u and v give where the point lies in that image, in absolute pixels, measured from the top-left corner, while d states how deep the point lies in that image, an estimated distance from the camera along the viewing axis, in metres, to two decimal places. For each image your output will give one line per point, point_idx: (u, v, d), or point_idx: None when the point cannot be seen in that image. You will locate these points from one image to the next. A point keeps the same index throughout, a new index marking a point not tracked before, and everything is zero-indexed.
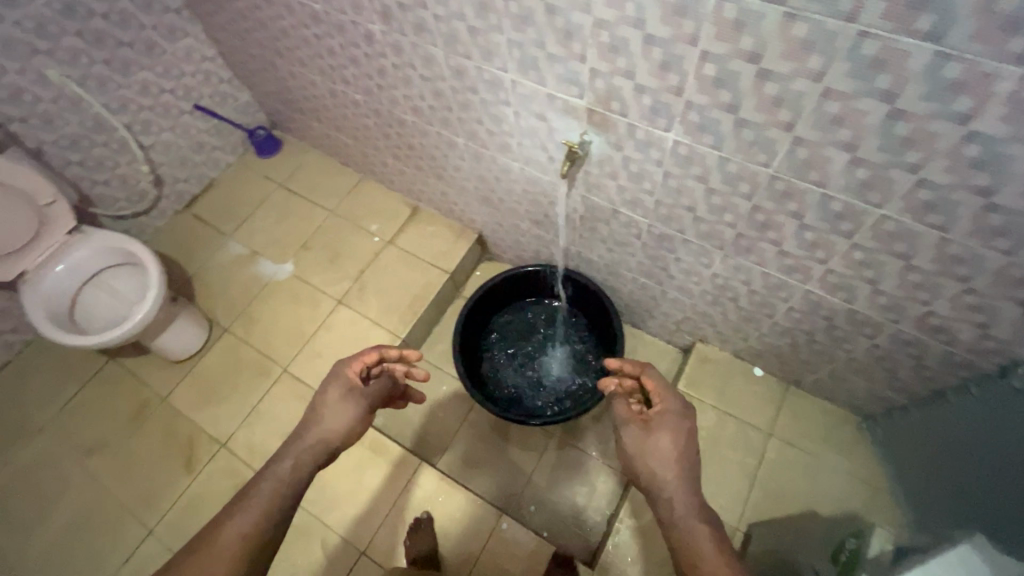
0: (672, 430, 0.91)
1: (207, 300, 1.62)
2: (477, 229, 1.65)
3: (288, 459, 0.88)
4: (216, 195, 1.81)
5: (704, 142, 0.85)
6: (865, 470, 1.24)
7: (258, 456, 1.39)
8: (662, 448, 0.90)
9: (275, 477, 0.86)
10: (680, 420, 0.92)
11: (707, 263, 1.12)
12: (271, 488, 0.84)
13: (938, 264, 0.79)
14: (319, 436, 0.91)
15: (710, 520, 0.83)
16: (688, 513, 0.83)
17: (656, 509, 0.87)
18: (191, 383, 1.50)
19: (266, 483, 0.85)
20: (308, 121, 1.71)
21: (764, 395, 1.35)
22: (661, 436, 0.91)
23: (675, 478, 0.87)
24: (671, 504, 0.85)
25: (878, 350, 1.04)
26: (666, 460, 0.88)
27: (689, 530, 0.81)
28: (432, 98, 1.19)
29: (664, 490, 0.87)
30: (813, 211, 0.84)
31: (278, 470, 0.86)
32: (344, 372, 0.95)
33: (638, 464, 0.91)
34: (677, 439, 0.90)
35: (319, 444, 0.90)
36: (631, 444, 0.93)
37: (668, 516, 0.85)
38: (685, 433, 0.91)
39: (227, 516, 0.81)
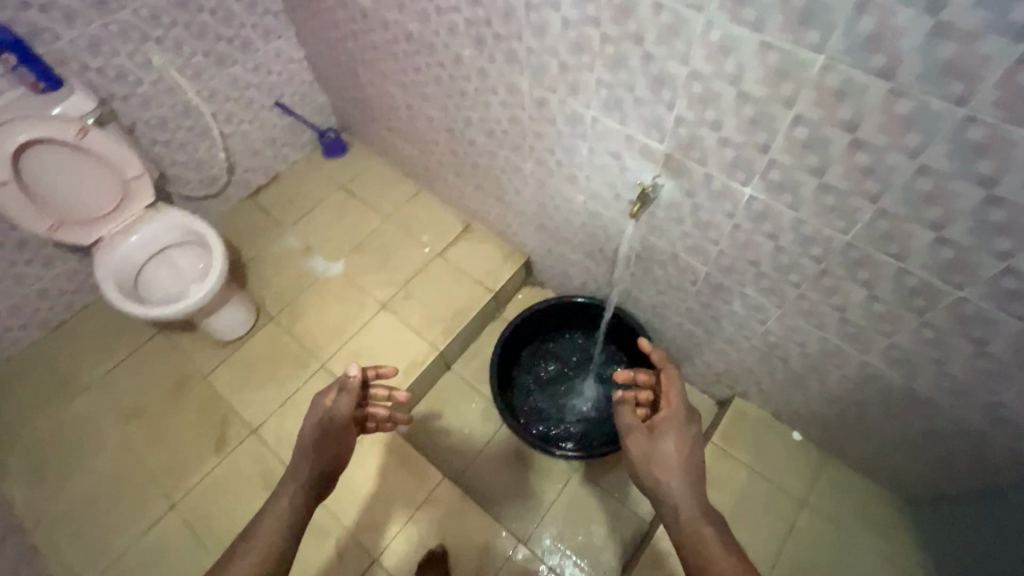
0: (678, 436, 0.87)
1: (258, 288, 1.67)
2: (526, 253, 1.67)
3: (285, 497, 0.85)
4: (280, 189, 1.89)
5: (781, 201, 0.85)
6: (903, 557, 1.18)
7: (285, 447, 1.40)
8: (668, 454, 0.85)
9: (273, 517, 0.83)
10: (686, 426, 0.88)
11: (762, 319, 1.11)
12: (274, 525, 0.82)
13: (1014, 355, 0.77)
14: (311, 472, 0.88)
15: (719, 527, 0.77)
16: (696, 517, 0.77)
17: (661, 515, 0.81)
18: (232, 365, 1.54)
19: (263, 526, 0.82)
20: (378, 129, 1.78)
21: (801, 462, 1.31)
22: (666, 441, 0.86)
23: (681, 483, 0.81)
24: (677, 509, 0.79)
25: (933, 433, 1.01)
26: (674, 466, 0.83)
27: (696, 535, 0.75)
28: (507, 123, 1.23)
29: (669, 495, 0.81)
30: (886, 284, 0.83)
31: (277, 509, 0.84)
32: (320, 401, 0.96)
33: (643, 469, 0.85)
34: (684, 444, 0.86)
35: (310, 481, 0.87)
36: (634, 451, 0.87)
37: (675, 520, 0.78)
38: (692, 439, 0.87)
39: (235, 555, 0.79)
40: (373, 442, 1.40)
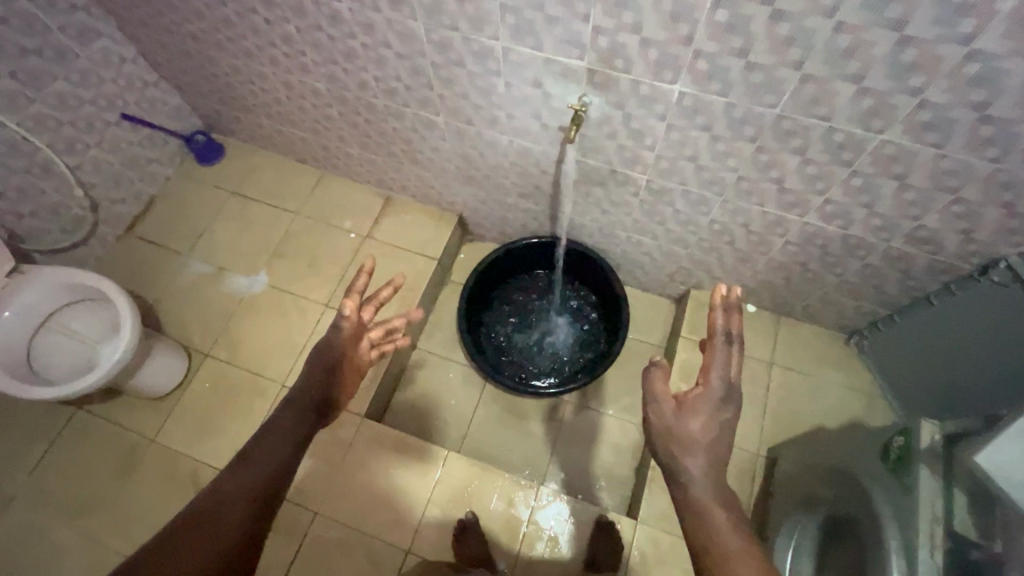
0: (706, 417, 0.80)
1: (179, 328, 1.49)
2: (457, 211, 1.61)
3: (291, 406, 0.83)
4: (162, 213, 1.65)
5: (711, 90, 0.87)
6: (858, 380, 1.36)
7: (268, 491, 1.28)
8: (692, 433, 0.80)
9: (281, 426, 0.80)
10: (719, 410, 0.80)
11: (706, 211, 1.16)
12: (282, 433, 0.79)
13: (932, 180, 0.86)
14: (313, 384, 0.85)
15: (729, 509, 0.75)
16: (708, 500, 0.76)
17: (672, 488, 0.80)
18: (181, 416, 1.38)
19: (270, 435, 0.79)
20: (255, 119, 1.58)
21: (762, 329, 1.43)
22: (693, 423, 0.80)
23: (699, 465, 0.78)
24: (689, 487, 0.77)
25: (868, 269, 1.13)
26: (695, 447, 0.79)
27: (706, 519, 0.74)
28: (409, 77, 1.13)
29: (684, 476, 0.78)
30: (816, 145, 0.89)
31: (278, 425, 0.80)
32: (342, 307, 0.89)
33: (663, 446, 0.81)
34: (711, 429, 0.79)
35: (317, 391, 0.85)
36: (655, 424, 0.83)
37: (684, 500, 0.77)
38: (721, 423, 0.80)
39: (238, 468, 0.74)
40: (368, 440, 1.34)
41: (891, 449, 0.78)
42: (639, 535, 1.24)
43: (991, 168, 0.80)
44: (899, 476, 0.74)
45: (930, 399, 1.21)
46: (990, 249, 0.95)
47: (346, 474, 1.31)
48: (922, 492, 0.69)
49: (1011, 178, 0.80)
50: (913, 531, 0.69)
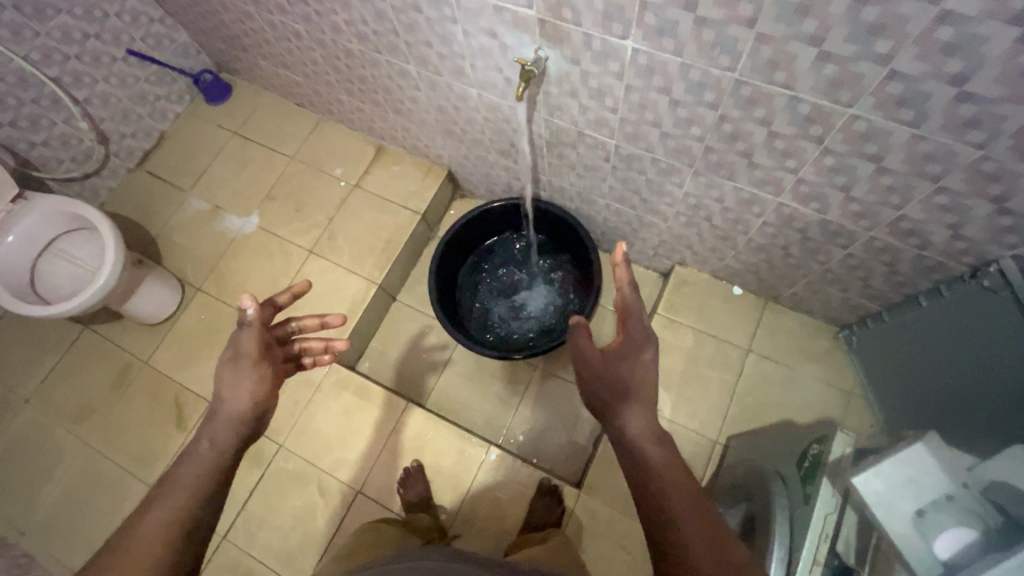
0: (632, 359, 0.75)
1: (175, 261, 1.58)
2: (445, 165, 1.58)
3: (207, 439, 0.72)
4: (169, 149, 1.71)
5: (663, 48, 0.78)
6: (840, 377, 1.25)
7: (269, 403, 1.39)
8: (622, 379, 0.74)
9: (199, 461, 0.69)
10: (643, 351, 0.75)
11: (678, 182, 1.07)
12: (195, 473, 0.68)
13: (910, 165, 0.75)
14: (237, 410, 0.76)
15: (663, 444, 0.69)
16: (643, 437, 0.70)
17: (611, 435, 0.73)
18: (170, 342, 1.49)
19: (185, 465, 0.69)
20: (254, 60, 1.59)
21: (744, 313, 1.34)
22: (621, 368, 0.74)
23: (628, 403, 0.72)
24: (626, 429, 0.71)
25: (852, 260, 1.02)
26: (623, 389, 0.73)
27: (642, 456, 0.68)
28: (375, 21, 1.09)
29: (617, 421, 0.72)
30: (782, 117, 0.79)
31: (197, 451, 0.71)
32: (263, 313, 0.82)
33: (595, 394, 0.76)
34: (637, 367, 0.74)
35: (238, 422, 0.75)
36: (586, 376, 0.77)
37: (622, 443, 0.71)
38: (643, 359, 0.75)
39: (151, 503, 0.65)
40: (333, 385, 1.40)
41: (806, 456, 0.73)
42: (579, 506, 1.24)
43: (977, 155, 0.69)
44: (805, 486, 0.69)
45: (896, 395, 1.13)
46: (983, 248, 0.83)
47: (308, 415, 1.38)
48: (815, 506, 0.65)
49: (1000, 168, 0.69)
50: (798, 542, 0.66)
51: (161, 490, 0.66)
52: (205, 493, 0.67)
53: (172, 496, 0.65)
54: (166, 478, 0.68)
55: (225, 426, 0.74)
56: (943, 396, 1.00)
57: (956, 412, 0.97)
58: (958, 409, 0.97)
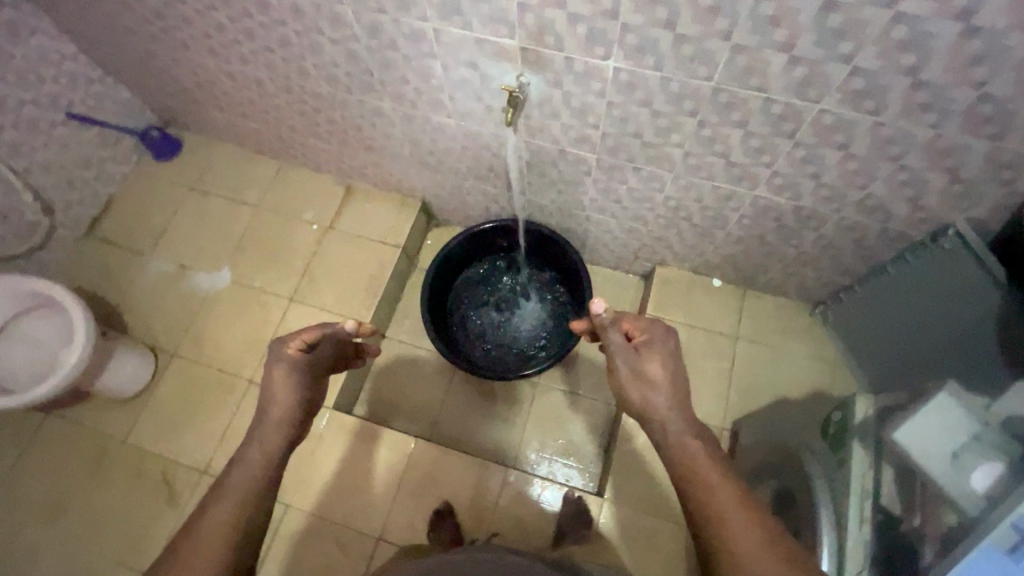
0: (660, 354, 0.78)
1: (144, 329, 1.48)
2: (419, 196, 1.58)
3: (256, 445, 0.76)
4: (121, 213, 1.62)
5: (644, 65, 0.84)
6: (822, 350, 1.34)
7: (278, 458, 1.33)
8: (654, 373, 0.77)
9: (248, 466, 0.74)
10: (668, 341, 0.80)
11: (659, 188, 1.14)
12: (245, 477, 0.72)
13: (874, 149, 0.84)
14: (283, 412, 0.80)
15: (703, 438, 0.73)
16: (681, 433, 0.73)
17: (649, 432, 0.77)
18: (151, 415, 1.39)
19: (238, 466, 0.73)
20: (207, 111, 1.54)
21: (727, 303, 1.41)
22: (652, 363, 0.78)
23: (667, 399, 0.75)
24: (665, 426, 0.74)
25: (824, 240, 1.11)
26: (660, 385, 0.76)
27: (686, 450, 0.72)
28: (346, 63, 1.09)
29: (656, 415, 0.76)
30: (757, 118, 0.86)
31: (247, 456, 0.75)
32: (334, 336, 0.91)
33: (631, 393, 0.78)
34: (669, 361, 0.78)
35: (285, 424, 0.79)
36: (622, 369, 0.79)
37: (663, 438, 0.74)
38: (672, 354, 0.79)
39: (207, 506, 0.69)
40: (335, 433, 1.35)
41: (830, 424, 0.78)
42: (606, 512, 1.26)
43: (931, 134, 0.78)
44: (836, 452, 0.74)
45: (877, 358, 1.23)
46: (940, 215, 0.93)
47: (313, 467, 1.32)
48: (852, 467, 0.70)
49: (951, 143, 0.78)
50: (843, 505, 0.70)
51: (216, 492, 0.71)
52: (260, 497, 0.71)
53: (226, 500, 0.69)
54: (222, 481, 0.72)
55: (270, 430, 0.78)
56: (921, 350, 1.08)
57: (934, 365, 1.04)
58: (933, 361, 1.04)
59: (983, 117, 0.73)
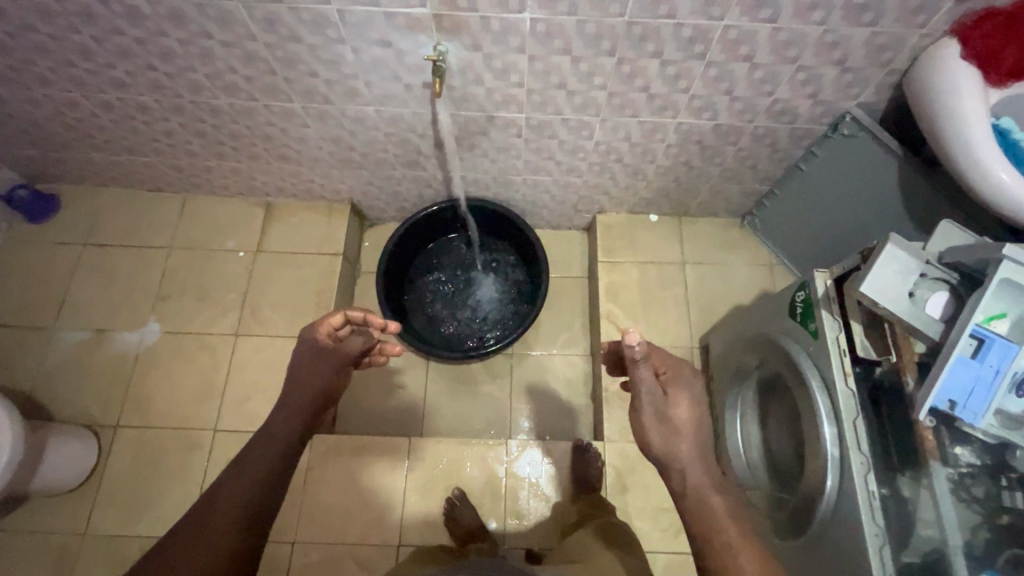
0: (689, 403, 0.77)
1: (73, 409, 1.32)
2: (346, 199, 1.51)
3: (277, 425, 0.75)
4: (5, 289, 1.42)
5: (560, 11, 0.86)
6: (758, 255, 1.47)
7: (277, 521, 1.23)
8: (681, 420, 0.76)
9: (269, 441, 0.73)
10: (694, 388, 0.79)
11: (589, 135, 1.17)
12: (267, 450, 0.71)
13: (774, 55, 0.92)
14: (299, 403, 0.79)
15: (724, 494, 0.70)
16: (703, 484, 0.70)
17: (665, 480, 0.73)
18: (109, 498, 1.25)
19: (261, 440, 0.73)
20: (82, 155, 1.37)
21: (667, 234, 1.50)
22: (680, 409, 0.76)
23: (691, 447, 0.73)
24: (685, 475, 0.72)
25: (742, 153, 1.21)
26: (684, 433, 0.75)
27: (707, 505, 0.68)
28: (244, 66, 1.02)
29: (675, 463, 0.73)
30: (670, 45, 0.91)
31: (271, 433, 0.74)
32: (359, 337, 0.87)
33: (652, 434, 0.76)
34: (698, 415, 0.77)
35: (303, 409, 0.78)
36: (648, 412, 0.76)
37: (681, 487, 0.71)
38: (701, 408, 0.78)
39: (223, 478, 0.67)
40: (324, 455, 1.28)
41: (796, 304, 0.86)
42: (610, 453, 1.31)
43: (820, 31, 0.87)
44: (808, 325, 0.82)
45: (807, 248, 1.37)
46: (836, 105, 1.04)
47: (311, 494, 1.25)
48: (826, 333, 0.77)
49: (838, 37, 0.88)
50: (827, 368, 0.77)
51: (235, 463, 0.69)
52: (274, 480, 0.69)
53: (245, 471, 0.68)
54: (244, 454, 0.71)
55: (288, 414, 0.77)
56: (847, 231, 1.21)
57: (862, 236, 1.19)
58: (860, 234, 1.19)
59: (860, 7, 0.82)
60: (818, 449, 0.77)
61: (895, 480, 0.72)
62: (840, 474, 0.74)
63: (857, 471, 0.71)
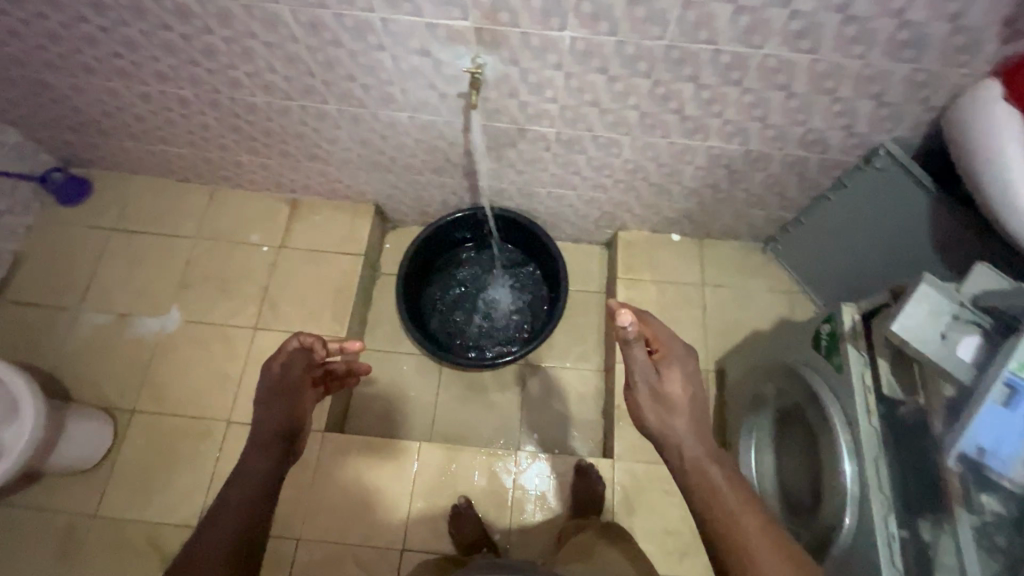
0: (682, 377, 0.77)
1: (91, 390, 1.34)
2: (371, 200, 1.53)
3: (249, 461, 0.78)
4: (34, 268, 1.45)
5: (600, 31, 0.87)
6: (779, 281, 1.46)
7: (281, 510, 1.24)
8: (674, 395, 0.76)
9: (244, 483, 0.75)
10: (687, 359, 0.78)
11: (617, 153, 1.18)
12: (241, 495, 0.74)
13: (811, 85, 0.92)
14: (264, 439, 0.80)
15: (723, 465, 0.73)
16: (701, 458, 0.73)
17: (663, 454, 0.76)
18: (120, 480, 1.26)
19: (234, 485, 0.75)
20: (118, 142, 1.41)
21: (688, 255, 1.50)
22: (673, 384, 0.76)
23: (686, 422, 0.75)
24: (682, 450, 0.74)
25: (770, 179, 1.21)
26: (680, 408, 0.75)
27: (705, 476, 0.72)
28: (285, 67, 1.04)
29: (673, 438, 0.75)
30: (707, 70, 0.92)
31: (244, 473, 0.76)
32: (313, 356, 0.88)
33: (647, 412, 0.77)
34: (691, 385, 0.77)
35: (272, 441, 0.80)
36: (641, 391, 0.77)
37: (680, 463, 0.74)
38: (694, 379, 0.78)
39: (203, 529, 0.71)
40: (334, 453, 1.29)
41: (820, 336, 0.85)
42: (619, 471, 1.30)
43: (860, 64, 0.87)
44: (832, 359, 0.81)
45: (831, 279, 1.35)
46: (870, 138, 1.03)
47: (320, 490, 1.26)
48: (851, 369, 0.77)
49: (877, 71, 0.87)
50: (850, 404, 0.77)
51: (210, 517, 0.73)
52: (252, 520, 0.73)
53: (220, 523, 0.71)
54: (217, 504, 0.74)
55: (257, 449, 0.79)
56: (873, 263, 1.20)
57: (887, 270, 1.18)
58: (886, 268, 1.18)
59: (903, 43, 0.82)
60: (836, 486, 0.77)
61: (915, 523, 0.71)
62: (859, 513, 0.74)
63: (877, 511, 0.71)
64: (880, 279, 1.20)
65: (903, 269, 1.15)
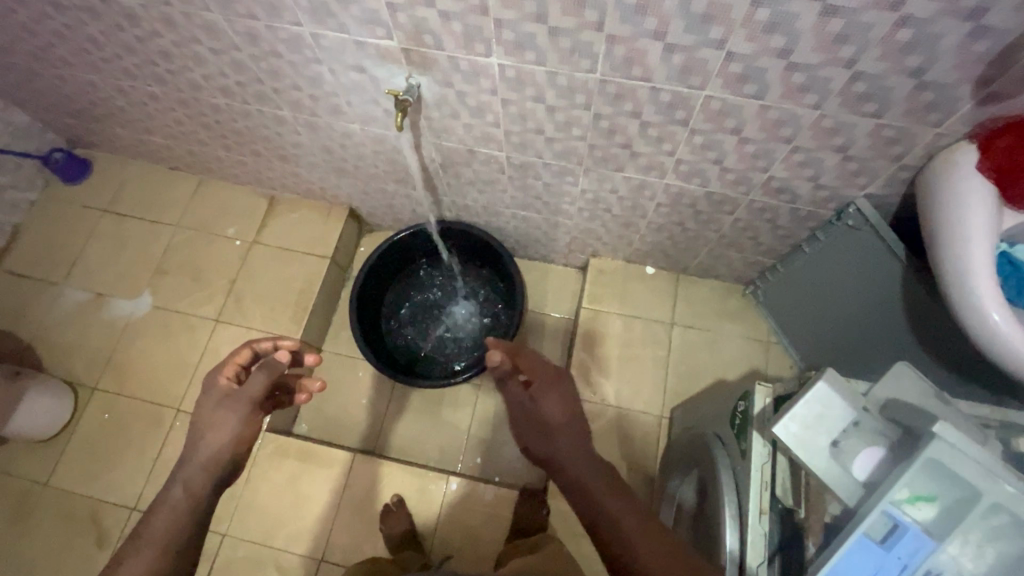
0: (559, 396, 0.76)
1: (63, 364, 1.41)
2: (345, 204, 1.52)
3: (182, 484, 0.68)
4: (31, 240, 1.55)
5: (527, 60, 0.81)
6: (756, 330, 1.35)
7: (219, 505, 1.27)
8: (549, 415, 0.74)
9: (171, 511, 0.66)
10: (559, 383, 0.78)
11: (574, 182, 1.11)
12: (167, 524, 0.64)
13: (766, 132, 0.83)
14: (213, 452, 0.72)
15: (608, 477, 0.67)
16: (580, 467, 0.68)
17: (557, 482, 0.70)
18: (74, 455, 1.33)
19: (158, 512, 0.65)
20: (110, 129, 1.46)
21: (661, 290, 1.41)
22: (546, 403, 0.76)
23: (565, 440, 0.71)
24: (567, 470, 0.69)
25: (740, 223, 1.11)
26: (558, 427, 0.73)
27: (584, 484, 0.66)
28: (234, 72, 1.04)
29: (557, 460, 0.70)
30: (648, 107, 0.84)
31: (170, 499, 0.67)
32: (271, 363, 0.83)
33: (533, 441, 0.74)
34: (564, 403, 0.76)
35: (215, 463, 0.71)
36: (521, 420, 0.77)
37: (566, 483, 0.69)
38: (573, 400, 0.76)
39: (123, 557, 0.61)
40: (269, 454, 1.31)
41: (735, 414, 0.77)
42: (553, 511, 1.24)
43: (816, 114, 0.77)
44: (740, 442, 0.73)
45: (809, 335, 1.23)
46: (842, 192, 0.92)
47: (251, 489, 1.28)
48: (752, 459, 0.69)
49: (837, 123, 0.77)
50: (744, 498, 0.69)
51: (133, 543, 0.63)
52: (181, 546, 0.64)
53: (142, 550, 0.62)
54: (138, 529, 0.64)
55: (198, 469, 0.70)
56: (850, 326, 1.08)
57: (867, 335, 1.05)
58: (864, 331, 1.06)
59: (860, 95, 0.72)
60: None
61: None
62: None
63: None
64: (858, 344, 1.08)
65: (882, 335, 1.02)
